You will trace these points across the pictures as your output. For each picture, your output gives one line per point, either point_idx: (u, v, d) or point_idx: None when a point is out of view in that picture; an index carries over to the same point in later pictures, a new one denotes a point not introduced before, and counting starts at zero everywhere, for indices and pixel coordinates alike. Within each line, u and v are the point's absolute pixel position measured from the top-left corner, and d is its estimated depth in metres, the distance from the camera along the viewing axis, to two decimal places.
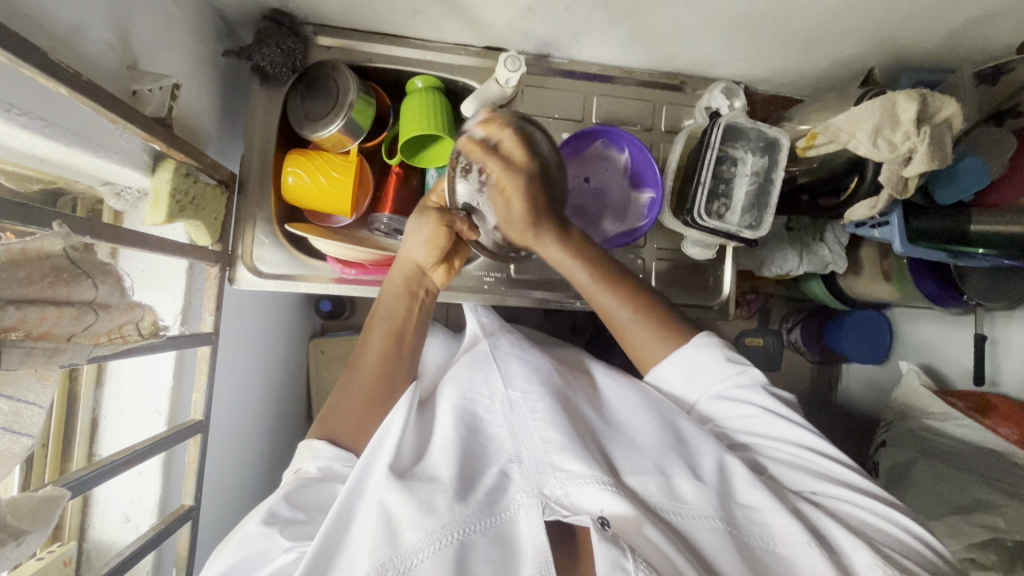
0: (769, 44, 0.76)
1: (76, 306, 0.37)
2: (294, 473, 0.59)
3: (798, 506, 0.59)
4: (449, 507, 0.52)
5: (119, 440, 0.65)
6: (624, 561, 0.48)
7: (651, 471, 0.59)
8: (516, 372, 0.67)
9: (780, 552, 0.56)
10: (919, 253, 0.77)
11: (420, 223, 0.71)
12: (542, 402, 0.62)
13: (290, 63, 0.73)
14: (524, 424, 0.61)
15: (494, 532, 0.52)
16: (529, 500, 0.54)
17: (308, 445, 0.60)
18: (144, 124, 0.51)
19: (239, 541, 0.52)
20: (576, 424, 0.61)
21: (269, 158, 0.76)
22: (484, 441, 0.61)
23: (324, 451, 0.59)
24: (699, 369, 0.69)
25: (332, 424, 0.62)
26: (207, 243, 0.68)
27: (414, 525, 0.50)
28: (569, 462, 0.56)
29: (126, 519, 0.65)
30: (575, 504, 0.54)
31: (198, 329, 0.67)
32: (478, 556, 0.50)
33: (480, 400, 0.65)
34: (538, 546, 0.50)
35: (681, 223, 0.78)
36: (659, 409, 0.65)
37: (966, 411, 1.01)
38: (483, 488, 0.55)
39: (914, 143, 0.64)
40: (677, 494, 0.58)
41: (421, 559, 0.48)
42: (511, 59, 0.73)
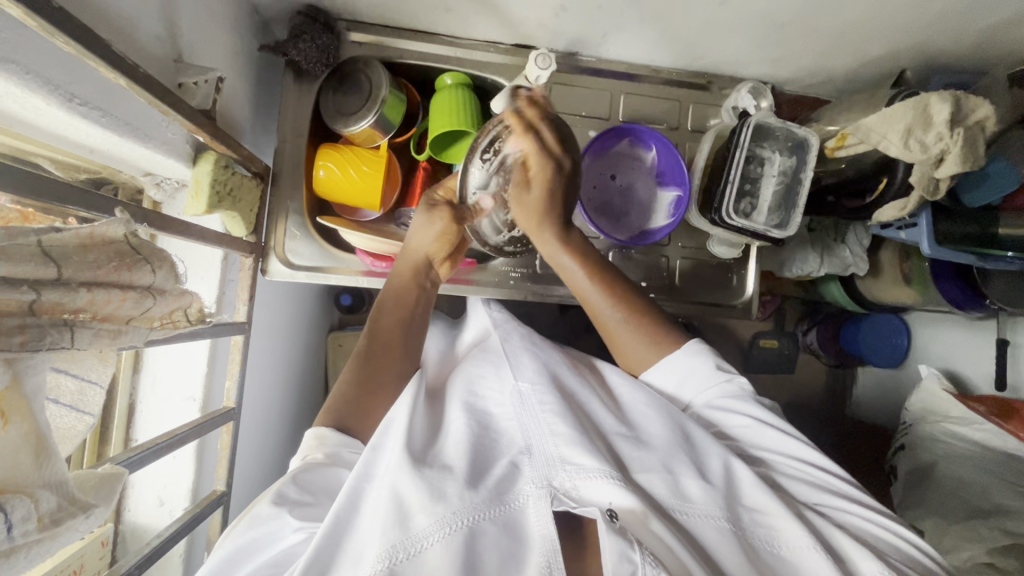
0: (799, 44, 0.76)
1: (137, 290, 0.38)
2: (302, 457, 0.58)
3: (804, 512, 0.59)
4: (459, 494, 0.52)
5: (154, 426, 0.66)
6: (631, 553, 0.49)
7: (659, 468, 0.59)
8: (527, 366, 0.68)
9: (786, 554, 0.56)
10: (947, 255, 0.77)
11: (430, 218, 0.74)
12: (551, 396, 0.63)
13: (325, 58, 0.74)
14: (533, 419, 0.61)
15: (504, 520, 0.52)
16: (537, 491, 0.54)
17: (317, 434, 0.60)
18: (190, 116, 0.52)
19: (250, 521, 0.51)
20: (583, 421, 0.62)
21: (301, 152, 0.78)
22: (494, 435, 0.61)
23: (332, 440, 0.59)
24: (689, 375, 0.70)
25: (340, 411, 0.63)
26: (242, 234, 0.69)
27: (425, 510, 0.50)
28: (579, 455, 0.56)
29: (160, 503, 0.67)
30: (583, 496, 0.54)
31: (232, 318, 0.69)
32: (486, 542, 0.50)
33: (491, 396, 0.66)
34: (545, 536, 0.50)
35: (708, 221, 0.78)
36: (664, 409, 0.65)
37: (986, 415, 0.98)
38: (495, 477, 0.55)
39: (947, 144, 0.64)
40: (683, 493, 0.58)
41: (430, 544, 0.48)
42: (542, 57, 0.74)
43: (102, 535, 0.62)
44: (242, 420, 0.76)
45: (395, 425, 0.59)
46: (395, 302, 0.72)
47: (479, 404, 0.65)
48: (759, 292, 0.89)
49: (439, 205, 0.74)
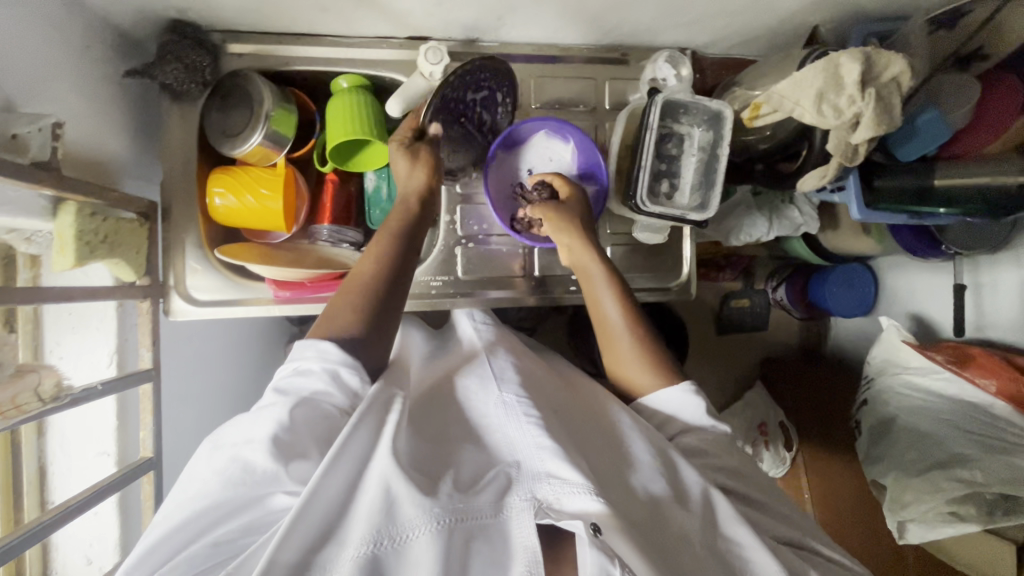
0: (707, 7, 0.71)
1: None
2: (297, 367, 0.56)
3: (784, 553, 0.56)
4: (448, 494, 0.50)
5: (73, 485, 0.65)
6: (612, 569, 0.46)
7: (642, 490, 0.57)
8: (514, 382, 0.65)
9: None
10: (878, 217, 0.74)
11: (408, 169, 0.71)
12: (538, 410, 0.60)
13: (198, 78, 0.69)
14: (519, 425, 0.58)
15: (488, 527, 0.49)
16: (523, 502, 0.51)
17: (317, 347, 0.56)
18: (20, 174, 0.48)
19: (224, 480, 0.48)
20: (570, 435, 0.59)
21: (191, 180, 0.73)
22: (480, 445, 0.58)
23: (334, 355, 0.56)
24: (684, 409, 0.65)
25: (334, 326, 0.60)
26: (133, 278, 0.65)
27: (412, 506, 0.48)
28: (565, 468, 0.52)
29: (89, 561, 0.66)
30: (564, 510, 0.51)
31: (137, 366, 0.66)
32: (470, 550, 0.48)
33: (481, 403, 0.63)
34: (528, 546, 0.48)
35: (629, 209, 0.74)
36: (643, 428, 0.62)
37: (945, 364, 0.99)
38: (482, 483, 0.52)
39: (861, 106, 0.60)
40: (663, 511, 0.55)
41: (415, 538, 0.47)
42: (431, 50, 0.70)
43: None
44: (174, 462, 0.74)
45: (390, 416, 0.55)
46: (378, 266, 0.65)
47: (469, 411, 0.62)
48: (695, 272, 0.86)
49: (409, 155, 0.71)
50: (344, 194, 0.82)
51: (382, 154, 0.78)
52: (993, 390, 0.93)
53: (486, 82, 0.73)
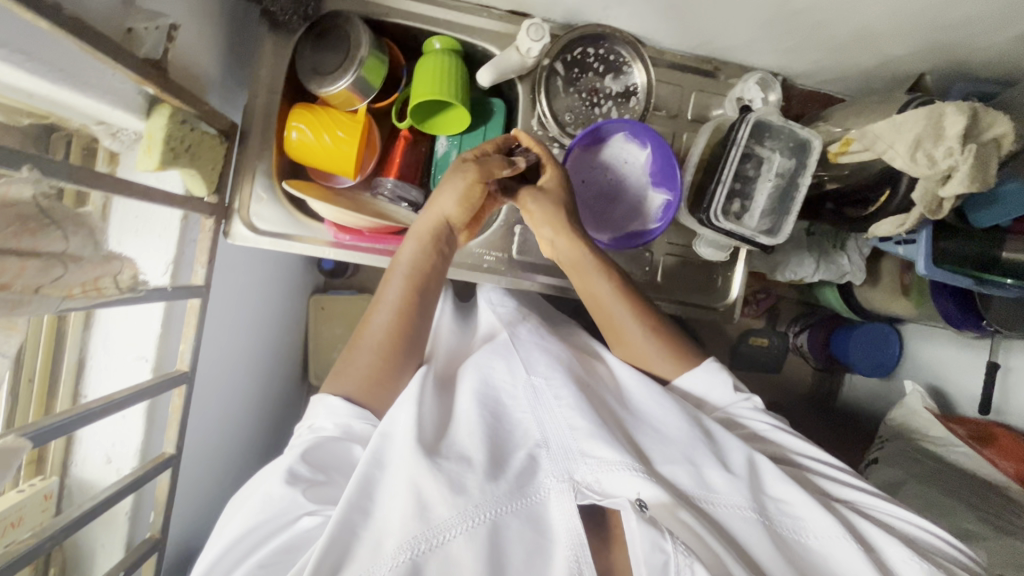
0: (816, 35, 0.70)
1: (43, 258, 0.35)
2: (310, 428, 0.59)
3: (835, 506, 0.58)
4: (480, 487, 0.51)
5: (106, 384, 0.66)
6: (662, 542, 0.49)
7: (681, 460, 0.58)
8: (538, 359, 0.65)
9: (817, 546, 0.55)
10: (941, 276, 0.73)
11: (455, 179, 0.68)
12: (568, 389, 0.61)
13: (302, 10, 0.70)
14: (548, 410, 0.60)
15: (526, 513, 0.52)
16: (559, 484, 0.53)
17: (325, 402, 0.60)
18: (134, 66, 0.48)
19: (262, 502, 0.52)
20: (600, 411, 0.60)
21: (272, 110, 0.73)
22: (508, 427, 0.59)
23: (341, 410, 0.59)
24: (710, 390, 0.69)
25: (348, 376, 0.62)
26: (203, 193, 0.66)
27: (445, 502, 0.50)
28: (599, 448, 0.55)
29: (108, 461, 0.66)
30: (605, 489, 0.53)
31: (189, 280, 0.67)
32: (510, 537, 0.50)
33: (503, 385, 0.63)
34: (570, 529, 0.51)
35: (696, 221, 0.74)
36: (683, 404, 0.63)
37: (965, 439, 0.99)
38: (514, 469, 0.54)
39: (957, 161, 0.59)
40: (707, 483, 0.57)
41: (454, 536, 0.49)
42: (534, 27, 0.70)
43: (47, 488, 0.62)
44: (204, 382, 0.75)
45: (405, 412, 0.57)
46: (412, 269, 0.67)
47: (492, 391, 0.63)
48: (744, 295, 0.85)
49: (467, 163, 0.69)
50: (414, 154, 0.82)
51: (461, 120, 0.78)
52: (1012, 472, 0.93)
53: (596, 51, 0.78)
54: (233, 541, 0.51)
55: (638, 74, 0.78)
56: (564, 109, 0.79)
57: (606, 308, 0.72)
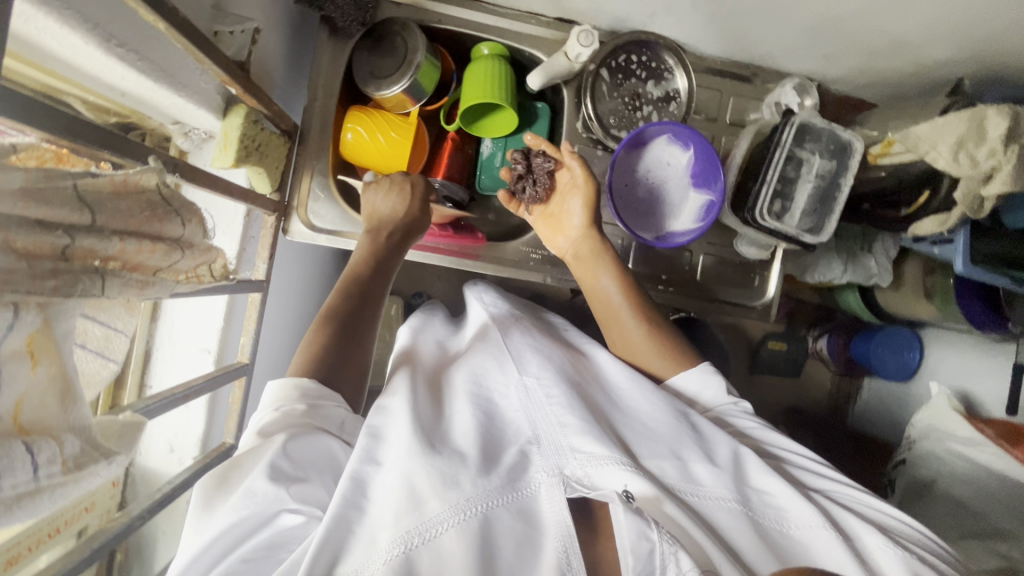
0: (856, 41, 0.73)
1: (166, 242, 0.37)
2: (275, 407, 0.52)
3: (813, 495, 0.57)
4: (472, 481, 0.49)
5: (170, 374, 0.68)
6: (649, 531, 0.46)
7: (668, 455, 0.56)
8: (530, 359, 0.66)
9: (797, 535, 0.53)
10: (979, 276, 0.74)
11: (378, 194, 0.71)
12: (559, 387, 0.60)
13: (361, 17, 0.73)
14: (541, 409, 0.58)
15: (517, 506, 0.49)
16: (550, 479, 0.51)
17: (298, 384, 0.54)
18: (225, 66, 0.51)
19: (243, 497, 0.45)
20: (593, 411, 0.59)
21: (329, 112, 0.76)
22: (501, 426, 0.58)
23: (315, 390, 0.54)
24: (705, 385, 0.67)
25: (318, 361, 0.57)
26: (266, 191, 0.69)
27: (438, 496, 0.48)
28: (588, 442, 0.53)
29: (171, 451, 0.69)
30: (595, 483, 0.51)
31: (251, 275, 0.69)
32: (502, 532, 0.47)
33: (497, 386, 0.63)
34: (559, 522, 0.48)
35: (740, 221, 0.77)
36: (670, 397, 0.63)
37: (993, 437, 0.97)
38: (506, 464, 0.52)
39: (999, 162, 0.61)
40: (693, 477, 0.55)
41: (444, 531, 0.46)
42: (584, 33, 0.72)
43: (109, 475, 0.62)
44: (258, 375, 0.77)
45: (398, 413, 0.56)
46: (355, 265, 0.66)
47: (486, 393, 0.62)
48: (780, 294, 0.87)
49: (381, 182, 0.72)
50: (461, 156, 0.85)
51: (506, 124, 0.81)
52: None
53: (639, 57, 0.80)
54: (216, 539, 0.44)
55: (681, 81, 0.81)
56: (613, 112, 0.80)
57: (613, 309, 0.73)
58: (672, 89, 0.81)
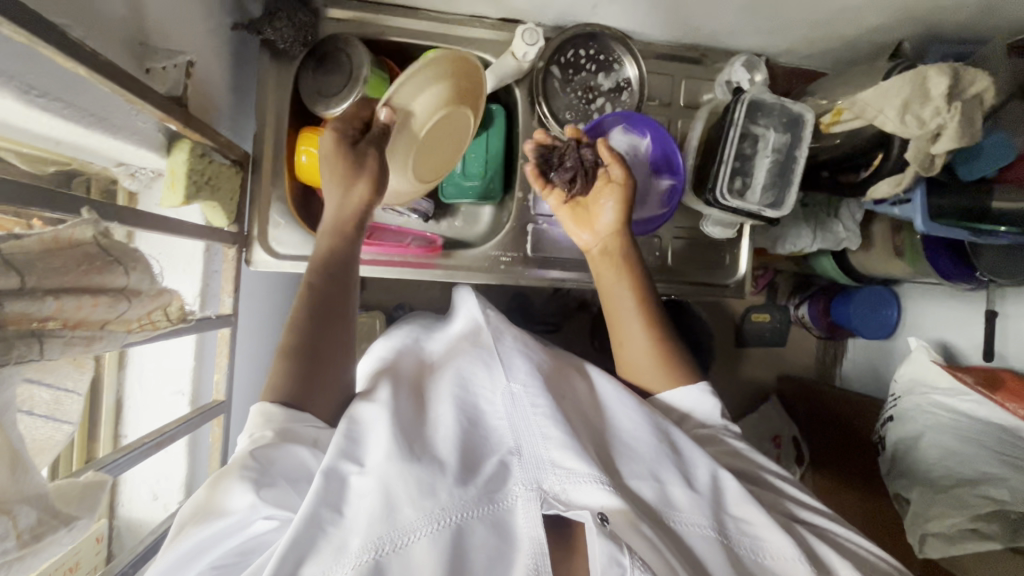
0: (797, 14, 0.74)
1: (109, 294, 0.37)
2: (247, 435, 0.49)
3: (794, 526, 0.59)
4: (449, 491, 0.49)
5: (145, 420, 0.66)
6: (621, 557, 0.48)
7: (647, 476, 0.57)
8: (517, 363, 0.62)
9: (770, 564, 0.55)
10: (940, 231, 0.76)
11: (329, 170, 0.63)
12: (546, 394, 0.58)
13: (302, 37, 0.71)
14: (524, 416, 0.57)
15: (492, 519, 0.50)
16: (529, 492, 0.51)
17: (263, 410, 0.50)
18: (160, 104, 0.50)
19: (206, 519, 0.44)
20: (574, 423, 0.59)
21: (281, 136, 0.74)
22: (483, 432, 0.57)
23: (279, 414, 0.49)
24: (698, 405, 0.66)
25: (286, 383, 0.52)
26: (223, 225, 0.67)
27: (413, 503, 0.48)
28: (570, 458, 0.53)
29: (154, 497, 0.67)
30: (572, 499, 0.52)
31: (218, 311, 0.68)
32: (475, 542, 0.48)
33: (481, 390, 0.60)
34: (535, 539, 0.48)
35: (703, 202, 0.77)
36: (653, 412, 0.62)
37: (974, 385, 0.99)
38: (484, 474, 0.52)
39: (945, 119, 0.62)
40: (670, 498, 0.56)
41: (415, 540, 0.46)
42: (528, 31, 0.72)
43: (97, 530, 0.62)
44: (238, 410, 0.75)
45: (376, 419, 0.53)
46: (315, 251, 0.60)
47: (468, 397, 0.60)
48: (751, 270, 0.88)
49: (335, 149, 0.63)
50: None
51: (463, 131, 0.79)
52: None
53: (585, 49, 0.80)
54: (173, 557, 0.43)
55: (631, 69, 0.81)
56: (565, 104, 0.81)
57: (623, 320, 0.69)
58: (621, 76, 0.81)
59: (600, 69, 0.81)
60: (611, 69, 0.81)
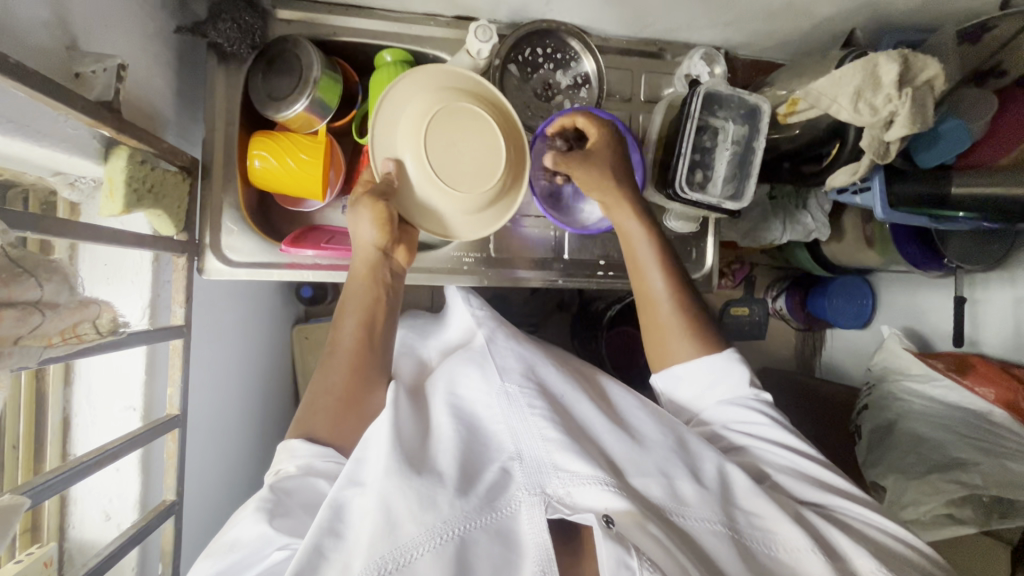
0: (750, 6, 0.74)
1: (18, 307, 0.35)
2: (274, 471, 0.57)
3: (803, 513, 0.59)
4: (450, 503, 0.51)
5: (95, 438, 0.64)
6: (628, 559, 0.50)
7: (654, 473, 0.58)
8: (512, 365, 0.67)
9: (783, 557, 0.56)
10: (901, 218, 0.76)
11: (358, 210, 0.66)
12: (540, 399, 0.62)
13: (249, 39, 0.70)
14: (522, 421, 0.60)
15: (495, 528, 0.52)
16: (531, 498, 0.54)
17: (285, 446, 0.58)
18: (88, 109, 0.48)
19: (233, 542, 0.50)
20: (573, 422, 0.61)
21: (232, 141, 0.73)
22: (483, 438, 0.60)
23: (300, 451, 0.57)
24: (719, 378, 0.69)
25: (309, 421, 0.60)
26: (171, 233, 0.65)
27: (415, 519, 0.50)
28: (571, 460, 0.56)
29: (107, 518, 0.65)
30: (577, 502, 0.54)
31: (169, 321, 0.66)
32: (478, 552, 0.50)
33: (481, 396, 0.64)
34: (541, 544, 0.51)
35: (663, 196, 0.76)
36: (660, 416, 0.66)
37: (944, 371, 1.01)
38: (485, 483, 0.55)
39: (896, 106, 0.62)
40: (679, 495, 0.57)
41: (421, 555, 0.48)
42: (481, 28, 0.71)
43: (46, 554, 0.60)
44: (196, 423, 0.73)
45: (379, 427, 0.56)
46: (352, 302, 0.67)
47: (467, 404, 0.64)
48: (718, 264, 0.88)
49: (360, 197, 0.67)
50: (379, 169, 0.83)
51: None
52: (992, 398, 0.95)
53: (541, 44, 0.79)
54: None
55: (588, 63, 0.80)
56: (521, 102, 0.80)
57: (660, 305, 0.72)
58: (579, 70, 0.81)
59: (558, 66, 0.81)
60: (570, 65, 0.81)
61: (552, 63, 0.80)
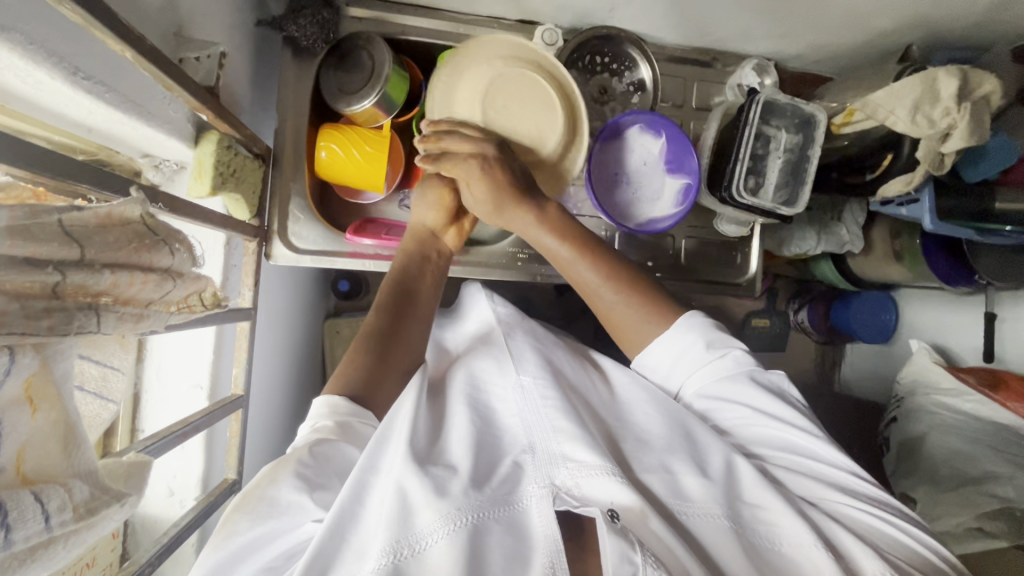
0: (807, 19, 0.76)
1: (157, 272, 0.37)
2: (310, 425, 0.56)
3: (806, 510, 0.57)
4: (464, 492, 0.52)
5: (161, 413, 0.65)
6: (632, 555, 0.48)
7: (658, 467, 0.59)
8: (525, 360, 0.69)
9: (788, 551, 0.55)
10: (947, 230, 0.77)
11: (425, 187, 0.76)
12: (554, 391, 0.64)
13: (325, 35, 0.72)
14: (535, 413, 0.61)
15: (507, 520, 0.52)
16: (541, 490, 0.54)
17: (329, 401, 0.58)
18: (195, 92, 0.50)
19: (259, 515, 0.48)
20: (584, 416, 0.62)
21: (301, 132, 0.75)
22: (496, 433, 0.61)
23: (341, 408, 0.58)
24: (683, 352, 0.67)
25: (349, 382, 0.61)
26: (245, 217, 0.67)
27: (429, 506, 0.50)
28: (579, 452, 0.56)
29: (170, 493, 0.66)
30: (585, 494, 0.54)
31: (238, 303, 0.67)
32: (491, 541, 0.49)
33: (493, 391, 0.66)
34: (550, 536, 0.50)
35: (717, 200, 0.79)
36: (667, 407, 0.64)
37: (976, 386, 0.99)
38: (498, 477, 0.55)
39: (954, 118, 0.64)
40: (683, 491, 0.57)
41: (433, 542, 0.48)
42: (548, 32, 0.76)
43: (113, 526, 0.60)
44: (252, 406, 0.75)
45: (400, 419, 0.58)
46: (391, 279, 0.70)
47: (482, 399, 0.65)
48: (762, 270, 0.89)
49: (433, 176, 0.77)
50: None
51: None
52: None
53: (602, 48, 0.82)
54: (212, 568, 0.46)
55: (644, 70, 0.82)
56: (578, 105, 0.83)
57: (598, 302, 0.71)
58: (635, 75, 0.83)
59: (615, 71, 0.83)
60: (631, 71, 0.83)
61: (610, 69, 0.83)
